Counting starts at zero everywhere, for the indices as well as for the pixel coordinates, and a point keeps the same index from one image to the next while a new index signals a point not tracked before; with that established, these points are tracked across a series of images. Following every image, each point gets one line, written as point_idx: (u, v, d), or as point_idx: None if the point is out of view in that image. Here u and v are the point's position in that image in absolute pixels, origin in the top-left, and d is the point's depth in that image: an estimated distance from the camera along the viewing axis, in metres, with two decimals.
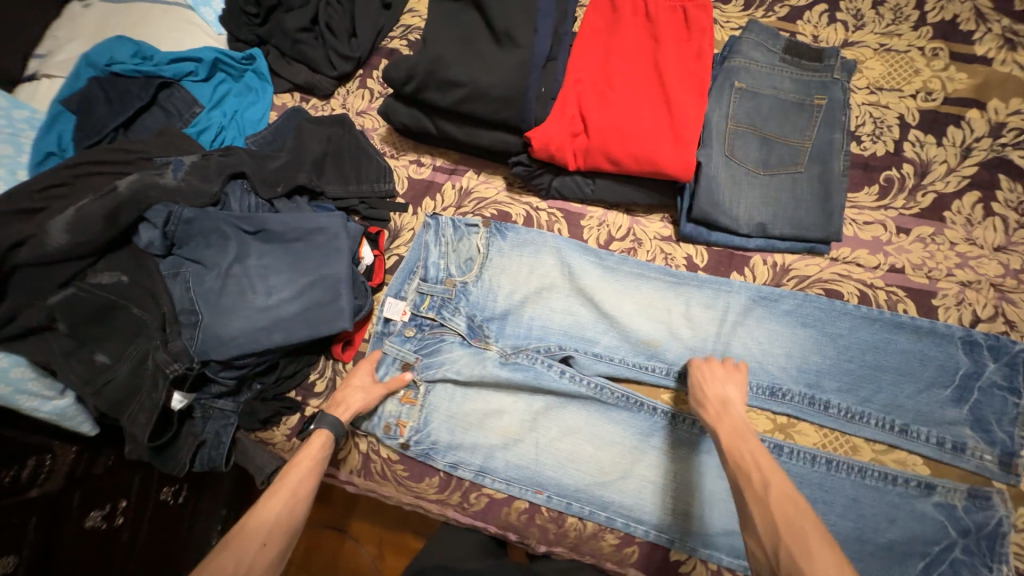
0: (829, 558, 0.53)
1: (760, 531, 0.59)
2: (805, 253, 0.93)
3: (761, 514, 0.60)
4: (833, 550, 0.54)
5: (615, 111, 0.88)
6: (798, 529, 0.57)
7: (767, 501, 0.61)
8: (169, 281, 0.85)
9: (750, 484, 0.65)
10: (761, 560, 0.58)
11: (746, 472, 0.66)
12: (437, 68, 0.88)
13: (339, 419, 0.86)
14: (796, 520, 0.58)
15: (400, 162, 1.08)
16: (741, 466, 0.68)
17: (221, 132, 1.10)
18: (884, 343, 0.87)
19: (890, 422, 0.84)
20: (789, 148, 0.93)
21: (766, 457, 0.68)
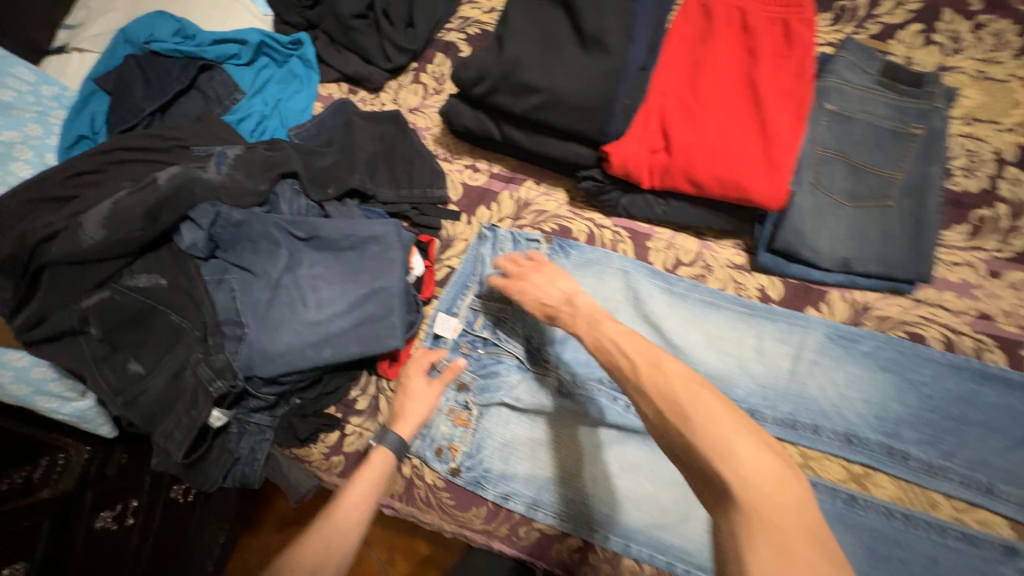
0: (748, 444, 0.51)
1: (663, 423, 0.56)
2: (888, 292, 0.88)
3: (659, 403, 0.57)
4: (743, 431, 0.52)
5: (703, 130, 0.81)
6: (706, 415, 0.53)
7: (666, 394, 0.57)
8: (212, 286, 0.79)
9: (630, 377, 0.61)
10: (667, 448, 0.56)
11: (639, 368, 0.61)
12: (514, 71, 0.82)
13: (403, 435, 0.81)
14: (708, 406, 0.54)
15: (454, 166, 1.01)
16: (623, 362, 0.63)
17: (262, 122, 1.02)
18: (972, 396, 0.81)
19: (976, 480, 0.79)
20: (880, 178, 0.86)
21: (637, 351, 0.63)
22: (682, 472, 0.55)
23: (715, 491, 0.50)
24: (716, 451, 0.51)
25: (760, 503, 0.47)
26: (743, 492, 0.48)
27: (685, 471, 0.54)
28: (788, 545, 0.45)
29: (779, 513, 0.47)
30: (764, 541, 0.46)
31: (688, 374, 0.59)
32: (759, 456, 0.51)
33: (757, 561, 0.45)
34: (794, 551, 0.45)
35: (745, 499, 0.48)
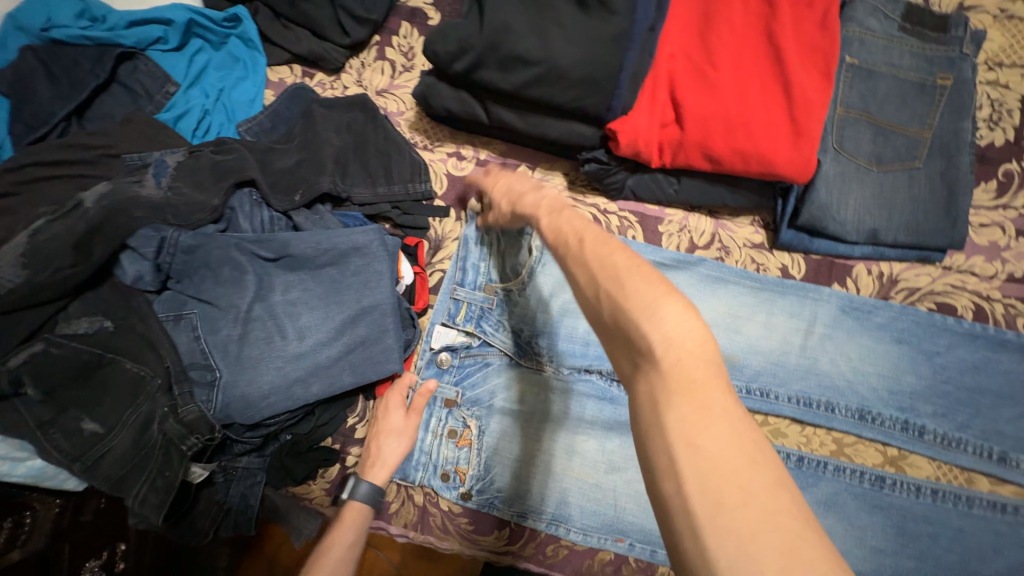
0: (658, 309, 0.39)
1: (585, 289, 0.44)
2: (915, 262, 0.83)
3: (590, 265, 0.44)
4: (665, 298, 0.39)
5: (720, 97, 0.71)
6: (636, 270, 0.41)
7: (590, 261, 0.44)
8: (171, 327, 0.67)
9: (571, 249, 0.48)
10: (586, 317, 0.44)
11: (564, 241, 0.48)
12: (502, 40, 0.69)
13: (376, 482, 0.75)
14: (613, 269, 0.42)
15: (435, 155, 0.89)
16: (558, 234, 0.50)
17: (204, 118, 0.87)
18: (989, 360, 0.78)
19: (989, 450, 0.77)
20: (906, 138, 0.79)
21: (574, 221, 0.50)
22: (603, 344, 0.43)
23: (632, 352, 0.39)
24: (626, 309, 0.40)
25: (673, 364, 0.37)
26: (657, 350, 0.38)
27: (604, 342, 0.43)
28: (706, 400, 0.36)
29: (695, 372, 0.37)
30: (686, 404, 0.36)
31: (607, 238, 0.46)
32: (674, 319, 0.38)
33: (679, 422, 0.35)
34: (720, 411, 0.36)
35: (661, 358, 0.38)
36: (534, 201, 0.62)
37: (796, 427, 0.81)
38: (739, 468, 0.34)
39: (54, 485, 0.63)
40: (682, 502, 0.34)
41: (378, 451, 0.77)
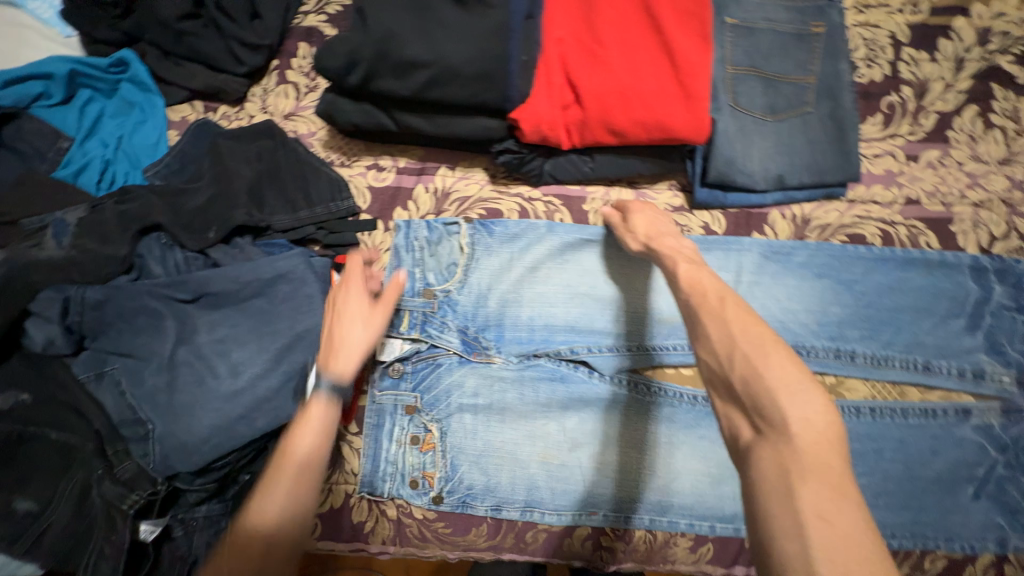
0: (797, 393, 0.47)
1: (719, 348, 0.53)
2: (823, 199, 0.88)
3: (730, 328, 0.53)
4: (801, 384, 0.48)
5: (611, 73, 0.74)
6: (774, 357, 0.50)
7: (731, 326, 0.53)
8: (94, 387, 0.64)
9: (709, 304, 0.57)
10: (710, 372, 0.53)
11: (705, 303, 0.57)
12: (390, 46, 0.69)
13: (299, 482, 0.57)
14: (758, 342, 0.51)
15: (355, 170, 0.89)
16: (695, 295, 0.59)
17: (106, 168, 0.84)
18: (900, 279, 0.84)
19: (915, 361, 0.82)
20: (793, 86, 0.84)
21: (713, 288, 0.59)
22: (719, 401, 0.52)
23: (757, 416, 0.48)
24: (764, 380, 0.48)
25: (806, 445, 0.45)
26: (792, 426, 0.46)
27: (723, 399, 0.52)
28: (831, 480, 0.44)
29: (825, 456, 0.45)
30: (816, 481, 0.43)
31: (748, 313, 0.55)
32: (809, 402, 0.47)
33: (806, 495, 0.43)
34: (846, 496, 0.43)
35: (794, 432, 0.46)
36: (673, 245, 0.70)
37: None
38: (853, 545, 0.41)
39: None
40: (803, 557, 0.40)
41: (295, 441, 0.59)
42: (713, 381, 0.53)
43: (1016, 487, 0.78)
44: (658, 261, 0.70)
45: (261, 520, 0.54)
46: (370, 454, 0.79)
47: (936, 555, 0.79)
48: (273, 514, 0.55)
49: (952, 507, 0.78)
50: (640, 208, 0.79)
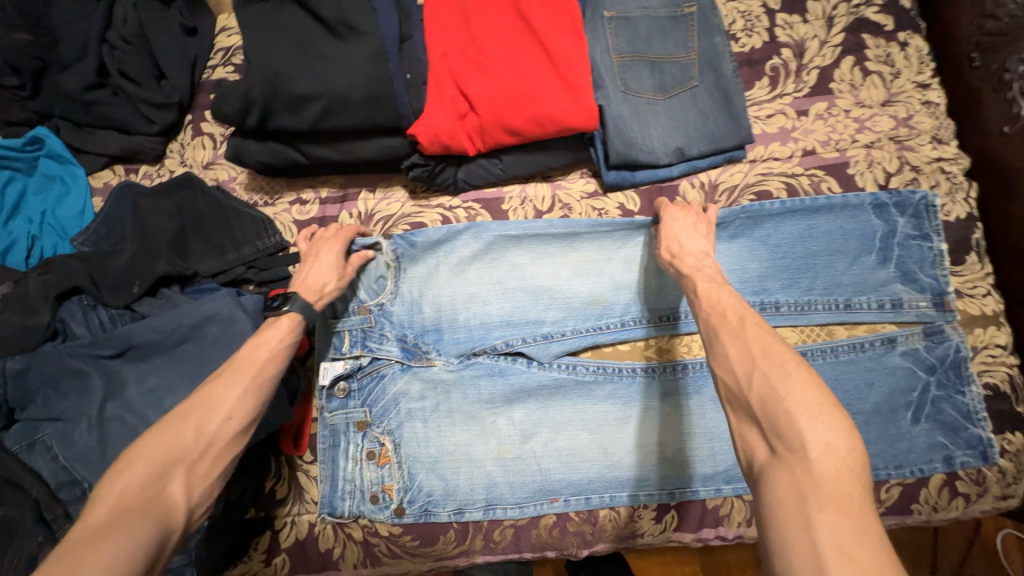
0: (816, 415, 0.50)
1: (738, 369, 0.56)
2: (726, 164, 0.92)
3: (750, 348, 0.57)
4: (822, 408, 0.50)
5: (497, 78, 0.78)
6: (793, 381, 0.52)
7: (751, 350, 0.57)
8: (27, 457, 0.65)
9: (728, 325, 0.61)
10: (728, 390, 0.56)
11: (724, 325, 0.61)
12: (279, 84, 0.73)
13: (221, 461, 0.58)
14: (778, 363, 0.54)
15: (279, 207, 0.92)
16: (715, 317, 0.63)
17: (33, 244, 0.86)
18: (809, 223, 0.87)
19: (836, 300, 0.85)
20: (677, 65, 0.89)
21: (731, 307, 0.63)
22: (737, 420, 0.55)
23: (774, 437, 0.50)
24: (782, 402, 0.51)
25: (823, 469, 0.47)
26: (811, 451, 0.48)
27: (741, 417, 0.54)
28: (851, 508, 0.45)
29: (847, 486, 0.46)
30: (837, 510, 0.44)
31: (770, 336, 0.58)
32: (829, 428, 0.49)
33: (824, 522, 0.44)
34: (868, 527, 0.44)
35: (811, 456, 0.48)
36: (693, 263, 0.73)
37: (676, 340, 0.86)
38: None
39: None
40: None
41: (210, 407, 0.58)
42: (731, 398, 0.56)
43: (951, 405, 0.81)
44: (678, 279, 0.73)
45: (175, 498, 0.53)
46: (328, 475, 0.80)
47: (889, 484, 0.81)
48: (192, 500, 0.55)
49: (897, 434, 0.81)
50: (677, 212, 0.79)
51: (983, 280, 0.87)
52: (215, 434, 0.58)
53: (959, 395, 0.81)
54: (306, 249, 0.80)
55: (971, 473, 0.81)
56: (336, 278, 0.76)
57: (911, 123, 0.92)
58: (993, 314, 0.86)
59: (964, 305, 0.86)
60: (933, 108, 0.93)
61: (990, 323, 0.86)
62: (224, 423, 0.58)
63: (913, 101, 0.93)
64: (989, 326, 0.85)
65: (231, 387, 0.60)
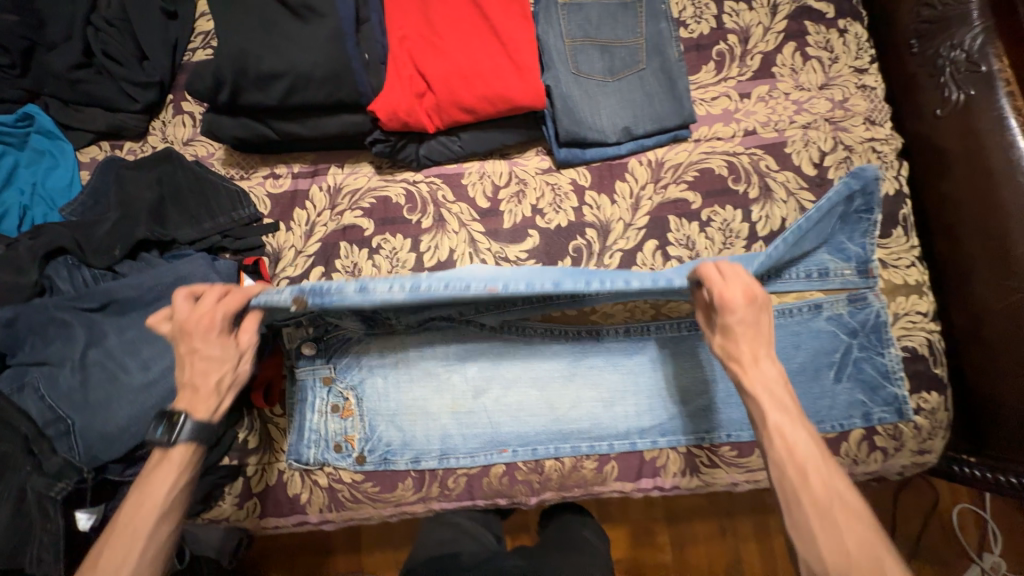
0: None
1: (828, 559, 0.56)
2: (672, 143, 0.98)
3: (841, 534, 0.57)
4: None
5: (451, 59, 0.85)
6: None
7: (846, 543, 0.56)
8: (16, 397, 0.72)
9: (811, 491, 0.59)
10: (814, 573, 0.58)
11: (809, 495, 0.59)
12: (247, 64, 0.80)
13: None
14: (873, 556, 0.55)
15: (254, 181, 0.98)
16: (796, 473, 0.61)
17: (25, 213, 0.92)
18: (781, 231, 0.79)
19: (764, 273, 0.87)
20: (626, 49, 0.95)
21: (813, 464, 0.61)
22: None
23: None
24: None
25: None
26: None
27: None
28: None
29: None
30: None
31: (857, 513, 0.58)
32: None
33: None
34: None
35: None
36: (763, 376, 0.66)
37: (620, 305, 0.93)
38: None
39: None
40: None
41: None
42: None
43: (871, 364, 0.88)
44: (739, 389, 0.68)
45: None
46: (295, 426, 0.87)
47: None
48: None
49: (820, 392, 0.88)
50: (737, 302, 0.68)
51: (908, 252, 0.93)
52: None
53: (879, 355, 0.87)
54: (177, 332, 0.67)
55: (889, 428, 0.88)
56: (230, 366, 0.68)
57: (847, 106, 0.98)
58: (916, 284, 0.92)
59: (890, 275, 0.93)
60: (868, 91, 0.99)
61: (913, 292, 0.92)
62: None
63: (849, 85, 0.99)
64: (912, 295, 0.92)
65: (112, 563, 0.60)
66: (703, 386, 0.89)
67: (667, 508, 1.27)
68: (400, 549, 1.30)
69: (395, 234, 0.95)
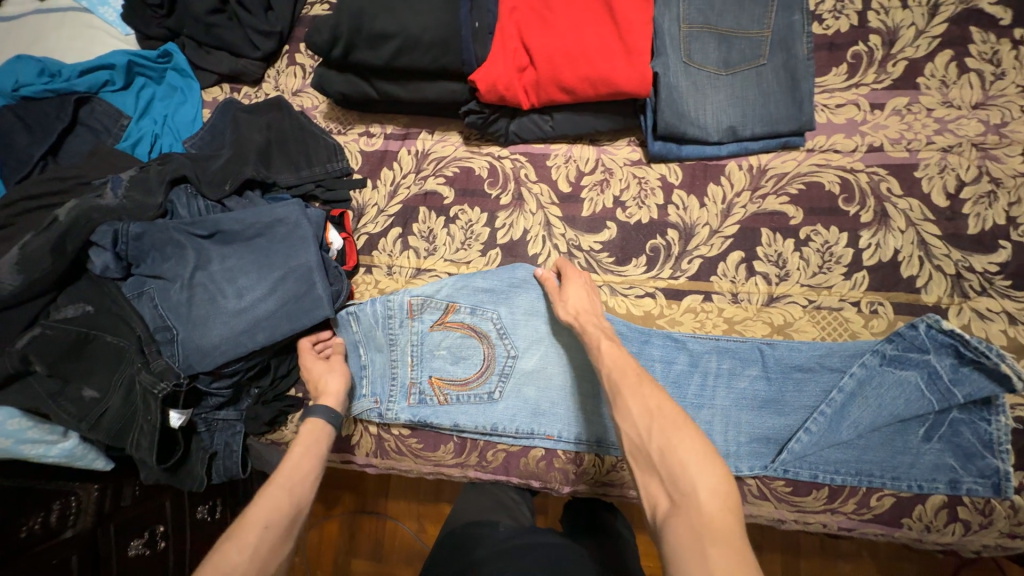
0: (704, 467, 0.53)
1: (639, 424, 0.59)
2: (780, 150, 0.90)
3: (648, 402, 0.60)
4: (705, 455, 0.54)
5: (559, 36, 0.83)
6: (686, 451, 0.54)
7: (648, 399, 0.60)
8: (135, 302, 0.84)
9: (628, 380, 0.63)
10: (632, 444, 0.59)
11: (625, 381, 0.63)
12: (363, 22, 0.82)
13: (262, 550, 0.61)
14: (671, 417, 0.58)
15: (349, 137, 1.02)
16: (616, 371, 0.65)
17: (156, 141, 1.02)
18: (839, 416, 0.80)
19: (838, 363, 0.81)
20: (748, 41, 0.87)
21: (631, 366, 0.66)
22: (640, 471, 0.58)
23: (672, 488, 0.54)
24: (676, 454, 0.55)
25: (712, 513, 0.51)
26: (699, 495, 0.52)
27: (644, 471, 0.57)
28: (717, 534, 0.50)
29: (725, 517, 0.51)
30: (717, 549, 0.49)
31: (661, 391, 0.61)
32: (713, 470, 0.53)
33: (715, 553, 0.48)
34: (741, 544, 0.49)
35: (701, 501, 0.52)
36: (596, 321, 0.78)
37: (690, 314, 0.88)
38: (731, 561, 0.48)
39: (85, 464, 0.81)
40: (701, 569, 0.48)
41: (257, 516, 0.64)
42: (634, 453, 0.58)
43: (970, 430, 0.78)
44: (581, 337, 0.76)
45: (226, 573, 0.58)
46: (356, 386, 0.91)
47: (883, 493, 0.81)
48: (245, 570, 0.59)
49: (902, 447, 0.80)
50: (568, 280, 0.85)
51: None
52: (260, 545, 0.61)
53: (984, 422, 0.77)
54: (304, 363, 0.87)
55: (977, 501, 0.79)
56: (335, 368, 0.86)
57: (1005, 131, 0.84)
58: None
59: None
60: None
61: None
62: (264, 533, 0.62)
63: (1013, 107, 0.84)
64: None
65: (263, 504, 0.65)
66: (765, 415, 0.83)
67: None
68: (423, 503, 1.36)
69: (473, 207, 0.96)
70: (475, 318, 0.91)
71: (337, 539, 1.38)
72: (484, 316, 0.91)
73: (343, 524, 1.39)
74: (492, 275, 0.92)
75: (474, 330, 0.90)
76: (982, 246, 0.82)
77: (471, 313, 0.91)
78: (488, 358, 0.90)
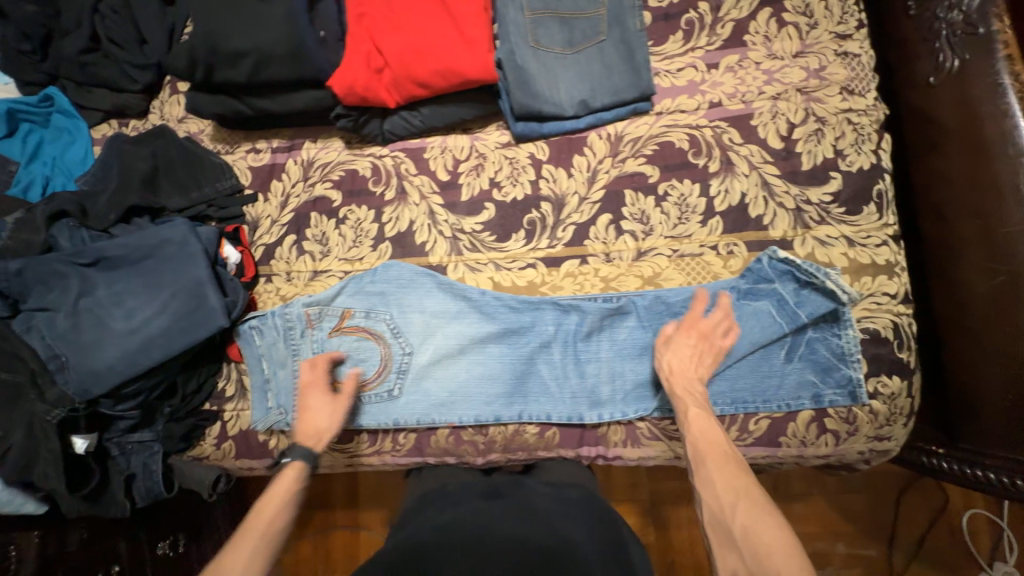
0: (790, 554, 0.58)
1: (724, 499, 0.65)
2: (631, 116, 0.97)
3: (736, 483, 0.66)
4: (787, 542, 0.59)
5: (406, 35, 0.89)
6: (772, 537, 0.60)
7: (736, 478, 0.67)
8: (25, 336, 0.85)
9: (714, 456, 0.70)
10: (713, 518, 0.65)
11: (712, 453, 0.70)
12: (216, 44, 0.88)
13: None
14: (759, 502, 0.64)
15: (237, 155, 1.06)
16: (703, 443, 0.72)
17: (49, 182, 1.05)
18: None
19: None
20: (587, 21, 0.94)
21: (718, 440, 0.72)
22: (717, 542, 0.64)
23: (754, 565, 0.59)
24: (760, 537, 0.60)
25: None
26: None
27: (723, 544, 0.63)
28: None
29: None
30: None
31: (744, 471, 0.68)
32: (796, 558, 0.57)
33: None
34: None
35: None
36: (690, 383, 0.80)
37: (570, 278, 0.94)
38: None
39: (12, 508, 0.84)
40: None
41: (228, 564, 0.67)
42: (716, 525, 0.65)
43: (824, 346, 0.85)
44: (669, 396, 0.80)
45: None
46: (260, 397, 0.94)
47: (759, 417, 0.87)
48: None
49: (769, 371, 0.87)
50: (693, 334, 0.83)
51: (880, 231, 0.88)
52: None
53: (835, 336, 0.85)
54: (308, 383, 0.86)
55: (841, 412, 0.86)
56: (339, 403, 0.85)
57: (824, 75, 0.93)
58: (885, 264, 0.87)
59: (859, 254, 0.88)
60: (851, 58, 0.93)
61: (881, 272, 0.87)
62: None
63: (827, 52, 0.93)
64: (879, 275, 0.87)
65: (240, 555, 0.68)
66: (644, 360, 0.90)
67: (651, 491, 1.28)
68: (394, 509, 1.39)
69: (360, 205, 1.01)
70: (371, 320, 0.95)
71: (312, 557, 1.40)
72: (378, 317, 0.95)
73: (317, 540, 1.40)
74: (380, 279, 0.96)
75: (370, 331, 0.94)
76: (817, 180, 0.90)
77: (366, 316, 0.95)
78: (385, 356, 0.93)
